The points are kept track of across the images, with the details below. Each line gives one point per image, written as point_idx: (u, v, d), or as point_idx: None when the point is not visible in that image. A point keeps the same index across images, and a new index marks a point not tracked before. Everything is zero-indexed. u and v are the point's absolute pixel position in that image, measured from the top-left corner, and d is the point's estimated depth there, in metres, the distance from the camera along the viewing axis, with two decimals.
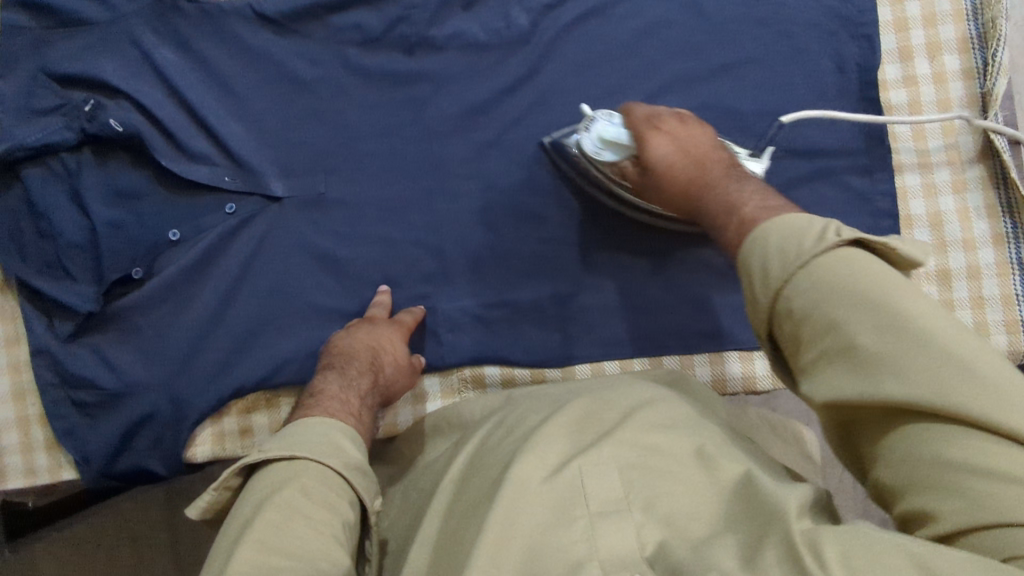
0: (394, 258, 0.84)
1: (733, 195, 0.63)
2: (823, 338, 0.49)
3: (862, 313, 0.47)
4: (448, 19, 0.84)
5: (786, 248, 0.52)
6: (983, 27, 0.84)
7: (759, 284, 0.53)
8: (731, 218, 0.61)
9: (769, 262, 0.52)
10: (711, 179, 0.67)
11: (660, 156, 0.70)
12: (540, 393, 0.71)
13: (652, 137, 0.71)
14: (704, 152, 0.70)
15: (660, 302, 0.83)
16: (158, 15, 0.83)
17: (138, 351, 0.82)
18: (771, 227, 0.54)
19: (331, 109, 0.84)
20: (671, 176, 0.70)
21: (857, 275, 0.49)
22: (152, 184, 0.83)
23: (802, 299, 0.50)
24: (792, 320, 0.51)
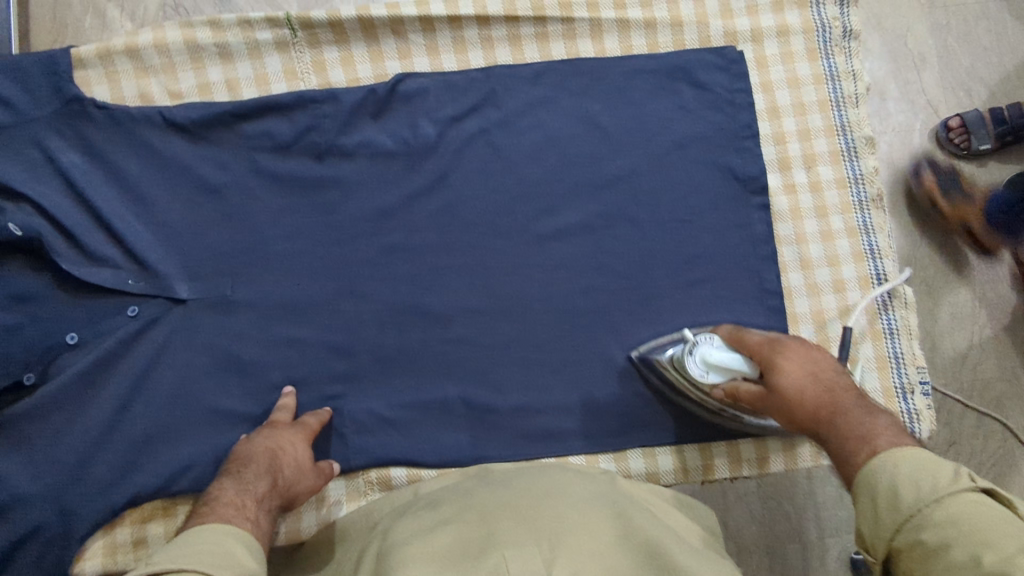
0: (301, 361, 0.84)
1: (862, 423, 0.59)
2: (943, 564, 0.47)
3: (991, 538, 0.46)
4: (357, 128, 0.87)
5: (920, 484, 0.51)
6: (852, 142, 0.92)
7: (886, 510, 0.52)
8: (865, 448, 0.57)
9: (900, 490, 0.52)
10: (841, 401, 0.62)
11: (794, 382, 0.66)
12: (432, 497, 0.73)
13: (784, 362, 0.68)
14: (833, 376, 0.65)
15: (564, 400, 0.85)
16: (66, 121, 0.84)
17: (26, 460, 0.78)
18: (902, 462, 0.53)
19: (241, 212, 0.85)
20: (801, 406, 0.65)
21: (985, 512, 0.47)
22: (50, 286, 0.82)
23: (923, 521, 0.49)
24: (920, 548, 0.49)
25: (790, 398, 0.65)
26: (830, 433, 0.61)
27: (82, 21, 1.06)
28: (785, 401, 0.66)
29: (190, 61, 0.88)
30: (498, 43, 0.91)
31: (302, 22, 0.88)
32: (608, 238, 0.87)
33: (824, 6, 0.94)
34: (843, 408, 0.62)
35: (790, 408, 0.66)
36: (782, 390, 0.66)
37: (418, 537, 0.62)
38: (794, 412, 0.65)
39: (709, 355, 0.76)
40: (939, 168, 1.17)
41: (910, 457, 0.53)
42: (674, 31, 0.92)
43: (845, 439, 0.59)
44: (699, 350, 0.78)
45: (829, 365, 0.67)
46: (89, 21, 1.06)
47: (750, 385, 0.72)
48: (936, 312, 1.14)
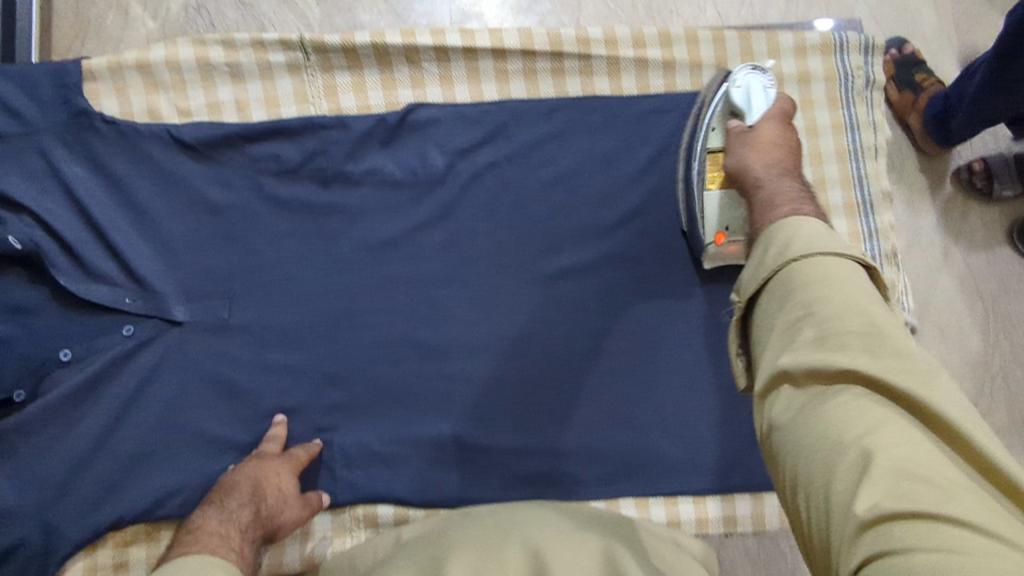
0: (294, 389, 0.82)
1: (782, 192, 0.64)
2: (813, 300, 0.51)
3: (842, 307, 0.50)
4: (364, 155, 0.86)
5: (810, 240, 0.55)
6: (869, 195, 0.90)
7: (773, 255, 0.56)
8: (783, 199, 0.62)
9: (792, 242, 0.55)
10: (784, 172, 0.67)
11: (769, 136, 0.71)
12: (413, 538, 0.72)
13: (765, 124, 0.73)
14: (795, 154, 0.71)
15: (559, 442, 0.83)
16: (73, 131, 0.83)
17: (11, 476, 0.77)
18: (805, 224, 0.57)
19: (243, 235, 0.84)
20: (758, 147, 0.70)
21: (858, 284, 0.52)
22: (47, 300, 0.81)
23: (805, 272, 0.53)
24: (792, 291, 0.53)
25: (761, 142, 0.71)
26: (762, 183, 0.66)
27: (105, 17, 1.07)
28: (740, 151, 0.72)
29: (201, 79, 0.87)
30: (513, 76, 0.89)
31: (315, 46, 0.87)
32: (614, 280, 0.85)
33: (848, 54, 0.91)
34: (784, 172, 0.67)
35: (747, 150, 0.71)
36: (752, 132, 0.73)
37: None
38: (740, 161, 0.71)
39: (756, 88, 0.76)
40: (960, 215, 1.14)
41: (810, 224, 0.56)
42: (693, 72, 0.90)
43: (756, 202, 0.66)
44: (742, 72, 0.77)
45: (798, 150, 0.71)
46: (112, 18, 1.07)
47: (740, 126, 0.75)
48: (949, 361, 1.11)
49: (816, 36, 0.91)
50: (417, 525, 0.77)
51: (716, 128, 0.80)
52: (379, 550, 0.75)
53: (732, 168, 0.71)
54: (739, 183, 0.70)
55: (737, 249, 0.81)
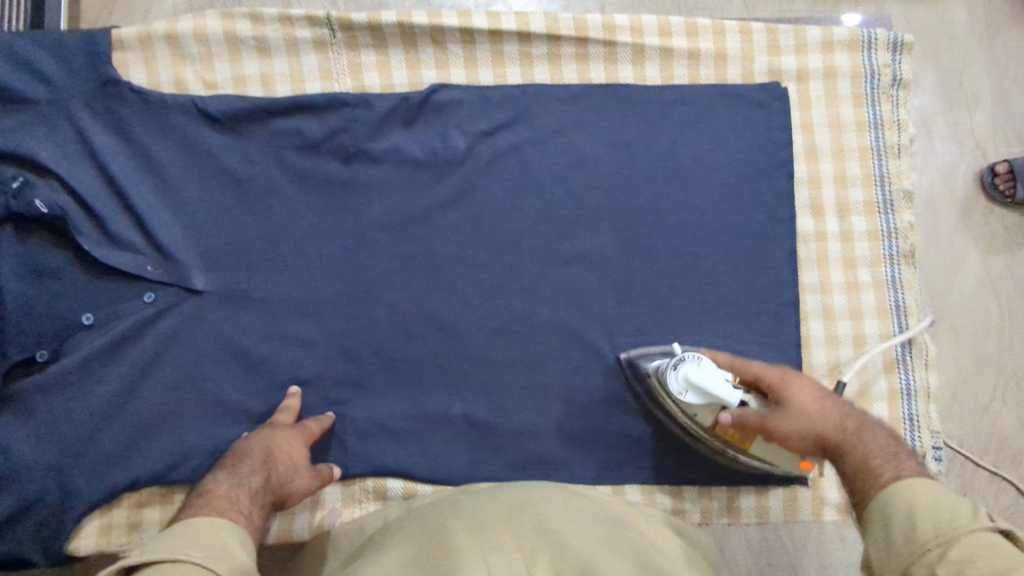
0: (309, 362, 0.84)
1: (869, 457, 0.65)
2: (927, 538, 0.54)
3: (989, 572, 0.49)
4: (387, 134, 0.86)
5: (937, 515, 0.55)
6: (889, 195, 0.90)
7: (902, 541, 0.56)
8: (891, 466, 0.63)
9: (919, 527, 0.55)
10: (856, 427, 0.69)
11: (809, 403, 0.70)
12: (425, 505, 0.73)
13: (796, 390, 0.72)
14: (840, 408, 0.72)
15: (568, 425, 0.84)
16: (102, 100, 0.84)
17: (32, 434, 0.79)
18: (919, 496, 0.58)
19: (263, 209, 0.85)
20: (820, 427, 0.70)
21: (979, 532, 0.53)
22: (70, 265, 0.82)
23: (915, 513, 0.57)
24: (906, 531, 0.56)
25: (810, 415, 0.70)
26: (850, 450, 0.67)
27: None
28: (789, 432, 0.70)
29: (228, 52, 0.88)
30: (537, 61, 0.89)
31: (342, 23, 0.87)
32: (628, 266, 0.86)
33: (876, 51, 0.91)
34: (852, 430, 0.69)
35: (802, 426, 0.70)
36: (790, 405, 0.71)
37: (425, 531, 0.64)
38: (798, 440, 0.70)
39: (693, 376, 0.75)
40: (980, 216, 1.14)
41: (925, 489, 0.58)
42: (718, 64, 0.90)
43: (852, 479, 0.65)
44: (683, 368, 0.76)
45: (837, 395, 0.73)
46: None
47: (755, 411, 0.72)
48: (961, 361, 1.11)
49: (844, 32, 0.91)
50: (424, 499, 0.78)
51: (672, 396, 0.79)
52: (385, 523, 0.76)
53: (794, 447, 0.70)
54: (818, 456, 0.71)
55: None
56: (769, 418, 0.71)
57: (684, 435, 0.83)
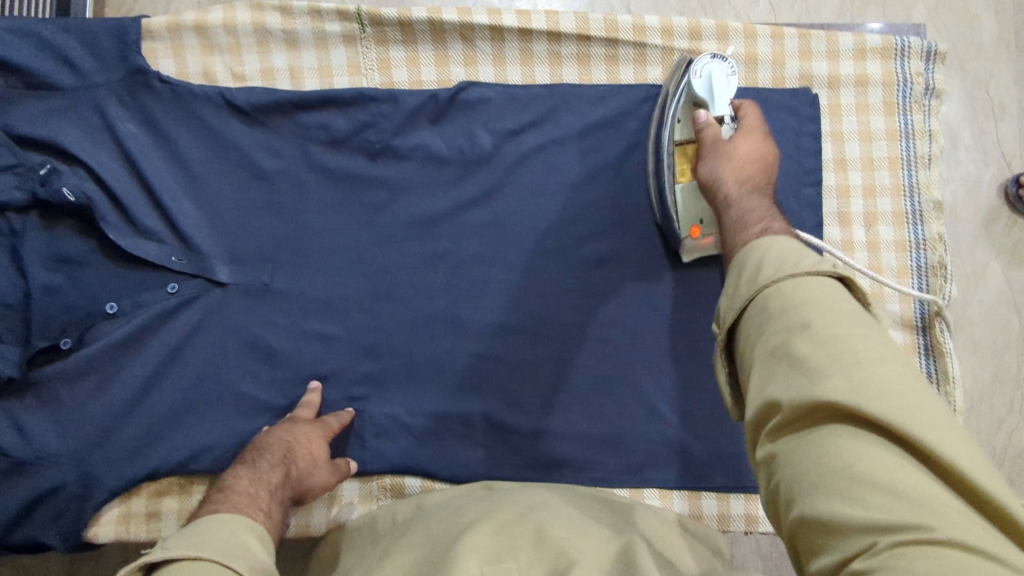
0: (330, 357, 0.84)
1: (755, 214, 0.66)
2: (778, 315, 0.52)
3: (828, 339, 0.49)
4: (413, 130, 0.86)
5: (784, 260, 0.56)
6: (918, 205, 0.89)
7: (746, 283, 0.56)
8: (758, 227, 0.64)
9: (767, 266, 0.56)
10: (762, 190, 0.69)
11: (745, 150, 0.71)
12: (442, 503, 0.74)
13: (743, 140, 0.72)
14: (761, 162, 0.71)
15: (587, 427, 0.84)
16: (130, 89, 0.84)
17: (54, 422, 0.80)
18: (777, 244, 0.58)
19: (289, 203, 0.85)
20: (739, 164, 0.71)
21: (833, 305, 0.52)
22: (95, 253, 0.83)
23: (767, 288, 0.54)
24: (756, 303, 0.55)
25: (736, 155, 0.71)
26: (735, 203, 0.68)
27: None
28: (722, 150, 0.72)
29: (256, 45, 0.88)
30: (565, 61, 0.89)
31: (371, 18, 0.87)
32: (652, 269, 0.85)
33: (909, 59, 0.90)
34: (749, 187, 0.69)
35: (724, 163, 0.71)
36: (731, 144, 0.72)
37: (450, 525, 0.65)
38: (721, 166, 0.71)
39: (716, 73, 0.77)
40: (1005, 227, 1.12)
41: (778, 248, 0.57)
42: (748, 68, 0.89)
43: (727, 236, 0.66)
44: (703, 60, 0.78)
45: (767, 151, 0.72)
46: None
47: (716, 132, 0.74)
48: (979, 372, 1.10)
49: (877, 39, 0.89)
50: (439, 496, 0.78)
51: (678, 119, 0.80)
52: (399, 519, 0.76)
53: (707, 172, 0.73)
54: (711, 197, 0.72)
55: (713, 240, 0.80)
56: (713, 141, 0.74)
57: (651, 167, 0.83)
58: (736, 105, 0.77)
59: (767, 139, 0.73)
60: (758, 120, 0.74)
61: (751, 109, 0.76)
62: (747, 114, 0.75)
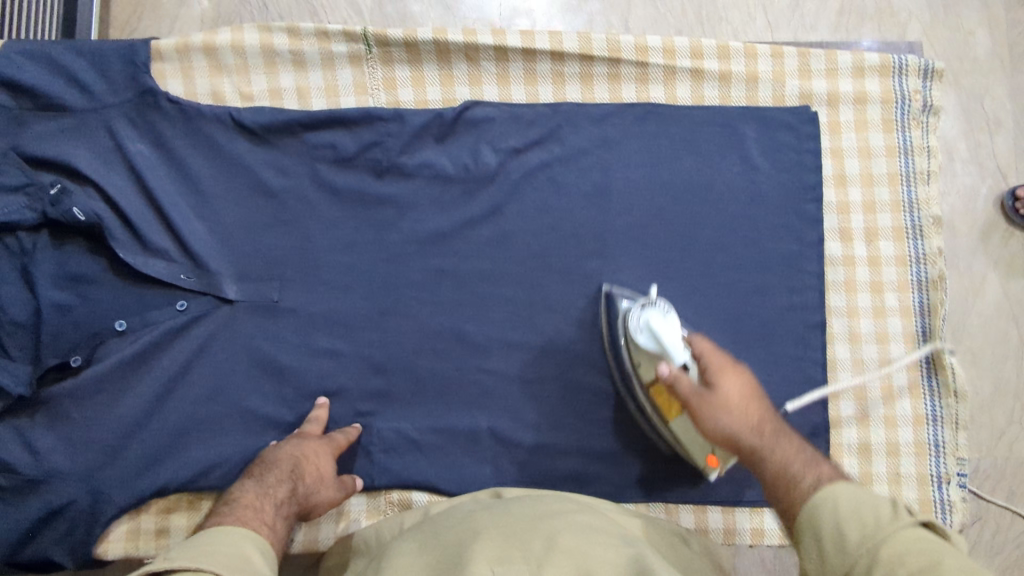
0: (338, 374, 0.85)
1: (781, 467, 0.64)
2: (858, 554, 0.53)
3: (914, 562, 0.50)
4: (420, 149, 0.87)
5: (860, 517, 0.55)
6: (918, 220, 0.90)
7: (833, 550, 0.55)
8: (811, 472, 0.62)
9: (846, 533, 0.55)
10: (777, 430, 0.67)
11: (736, 396, 0.69)
12: (449, 510, 0.74)
13: (726, 381, 0.70)
14: (756, 412, 0.68)
15: (592, 442, 0.85)
16: (140, 110, 0.85)
17: (64, 439, 0.80)
18: (841, 496, 0.57)
19: (298, 221, 0.86)
20: (734, 421, 0.68)
21: (909, 534, 0.52)
22: (105, 271, 0.84)
23: (832, 527, 0.56)
24: (834, 544, 0.55)
25: (731, 407, 0.68)
26: (771, 458, 0.65)
27: None
28: (711, 404, 0.69)
29: (264, 65, 0.89)
30: (569, 80, 0.90)
31: (378, 39, 0.88)
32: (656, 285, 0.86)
33: (907, 77, 0.91)
34: (756, 438, 0.67)
35: (726, 419, 0.68)
36: (716, 392, 0.70)
37: (457, 533, 0.65)
38: (726, 423, 0.68)
39: (654, 322, 0.75)
40: (1000, 239, 1.13)
41: (847, 493, 0.57)
42: (748, 86, 0.91)
43: (771, 487, 0.63)
44: (643, 308, 0.78)
45: (749, 384, 0.71)
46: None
47: (690, 382, 0.71)
48: (978, 384, 1.11)
49: (875, 58, 0.91)
50: (442, 505, 0.78)
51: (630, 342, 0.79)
52: (403, 527, 0.77)
53: (711, 430, 0.69)
54: (732, 452, 0.69)
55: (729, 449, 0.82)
56: (692, 396, 0.70)
57: (625, 393, 0.84)
58: (687, 339, 0.76)
59: (742, 373, 0.71)
60: (725, 355, 0.73)
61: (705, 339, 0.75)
62: (701, 345, 0.74)
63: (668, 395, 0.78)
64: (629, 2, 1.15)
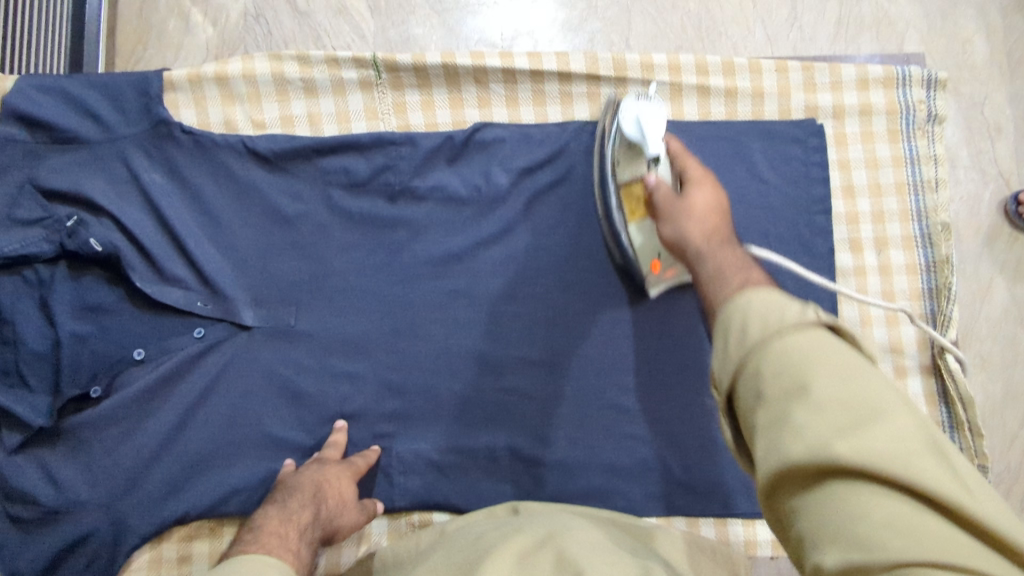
0: (356, 396, 0.85)
1: (716, 269, 0.60)
2: (759, 362, 0.47)
3: (807, 382, 0.45)
4: (431, 171, 0.88)
5: (766, 317, 0.49)
6: (927, 229, 0.91)
7: (736, 344, 0.49)
8: (736, 276, 0.58)
9: (748, 329, 0.49)
10: (728, 242, 0.65)
11: (702, 204, 0.68)
12: (467, 525, 0.74)
13: (696, 195, 0.69)
14: (715, 220, 0.67)
15: (610, 457, 0.85)
16: (154, 140, 0.86)
17: (84, 468, 0.81)
18: (754, 297, 0.50)
19: (312, 246, 0.87)
20: (693, 215, 0.67)
21: (823, 344, 0.47)
22: (122, 300, 0.84)
23: (737, 330, 0.49)
24: (751, 362, 0.48)
25: (693, 211, 0.68)
26: (706, 255, 0.63)
27: (167, 23, 1.13)
28: (671, 214, 0.69)
29: (276, 93, 0.90)
30: (577, 99, 0.92)
31: (387, 64, 0.90)
32: (669, 299, 0.87)
33: (911, 88, 0.92)
34: (701, 245, 0.65)
35: (681, 220, 0.68)
36: (684, 199, 0.70)
37: (477, 547, 0.66)
38: (674, 228, 0.68)
39: (643, 115, 0.77)
40: (1006, 243, 1.14)
41: (760, 294, 0.50)
42: (754, 101, 0.92)
43: (704, 289, 0.60)
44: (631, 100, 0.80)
45: (716, 201, 0.69)
46: (174, 23, 1.13)
47: (670, 190, 0.72)
48: (990, 389, 1.11)
49: (879, 70, 0.92)
50: (460, 522, 0.78)
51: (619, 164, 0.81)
52: (421, 545, 0.77)
53: (664, 235, 0.70)
54: (678, 254, 0.68)
55: (676, 269, 0.83)
56: (665, 202, 0.71)
57: (603, 216, 0.85)
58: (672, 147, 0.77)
59: (709, 187, 0.70)
60: (700, 177, 0.73)
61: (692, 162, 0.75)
62: (687, 167, 0.74)
63: (637, 198, 0.79)
64: (628, 18, 1.17)
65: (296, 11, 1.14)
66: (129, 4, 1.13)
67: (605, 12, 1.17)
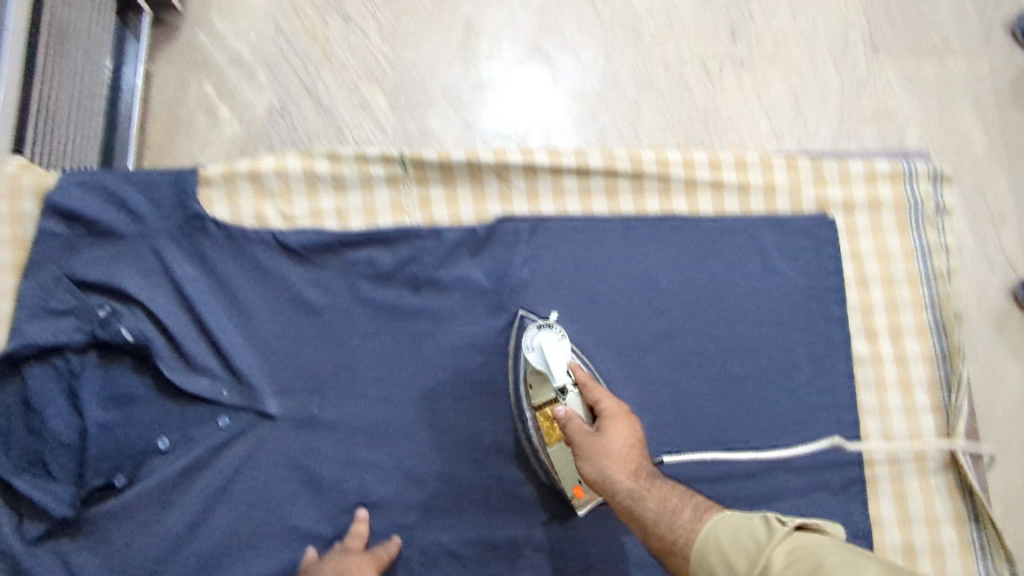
0: (378, 486, 0.85)
1: (659, 500, 0.69)
2: None
3: None
4: (455, 263, 0.91)
5: (742, 545, 0.63)
6: (940, 317, 0.93)
7: None
8: (680, 534, 0.67)
9: (735, 563, 0.62)
10: (651, 477, 0.71)
11: (621, 443, 0.71)
12: None
13: (612, 433, 0.72)
14: (636, 459, 0.71)
15: (632, 547, 0.85)
16: (187, 234, 0.89)
17: (104, 559, 0.80)
18: (720, 529, 0.65)
19: (337, 337, 0.88)
20: (614, 470, 0.70)
21: None
22: (149, 389, 0.85)
23: None
24: None
25: (612, 453, 0.71)
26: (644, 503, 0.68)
27: (195, 118, 1.19)
28: (587, 452, 0.71)
29: (307, 189, 0.94)
30: (595, 193, 0.95)
31: (414, 161, 0.93)
32: (685, 385, 0.88)
33: (917, 182, 0.96)
34: (631, 481, 0.70)
35: (606, 461, 0.70)
36: (601, 438, 0.71)
37: None
38: (591, 469, 0.71)
39: (546, 344, 0.77)
40: (1014, 328, 1.16)
41: None
42: (767, 195, 0.95)
43: (654, 534, 0.68)
44: (534, 332, 0.79)
45: (628, 435, 0.72)
46: (202, 118, 1.19)
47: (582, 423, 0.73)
48: (1010, 476, 1.10)
49: (886, 166, 0.96)
50: None
51: (530, 383, 0.83)
52: None
53: (583, 474, 0.72)
54: (601, 491, 0.71)
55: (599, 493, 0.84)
56: (578, 433, 0.72)
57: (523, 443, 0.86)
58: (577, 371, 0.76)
59: (620, 421, 0.73)
60: (604, 391, 0.75)
61: (592, 382, 0.75)
62: (590, 387, 0.75)
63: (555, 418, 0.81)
64: (637, 112, 1.22)
65: (320, 106, 1.20)
66: (160, 100, 1.19)
67: (615, 106, 1.22)
